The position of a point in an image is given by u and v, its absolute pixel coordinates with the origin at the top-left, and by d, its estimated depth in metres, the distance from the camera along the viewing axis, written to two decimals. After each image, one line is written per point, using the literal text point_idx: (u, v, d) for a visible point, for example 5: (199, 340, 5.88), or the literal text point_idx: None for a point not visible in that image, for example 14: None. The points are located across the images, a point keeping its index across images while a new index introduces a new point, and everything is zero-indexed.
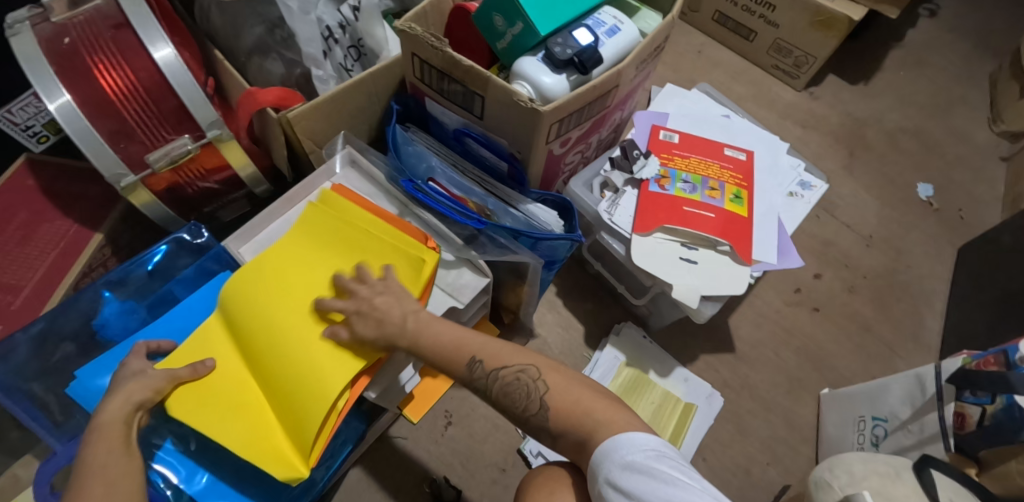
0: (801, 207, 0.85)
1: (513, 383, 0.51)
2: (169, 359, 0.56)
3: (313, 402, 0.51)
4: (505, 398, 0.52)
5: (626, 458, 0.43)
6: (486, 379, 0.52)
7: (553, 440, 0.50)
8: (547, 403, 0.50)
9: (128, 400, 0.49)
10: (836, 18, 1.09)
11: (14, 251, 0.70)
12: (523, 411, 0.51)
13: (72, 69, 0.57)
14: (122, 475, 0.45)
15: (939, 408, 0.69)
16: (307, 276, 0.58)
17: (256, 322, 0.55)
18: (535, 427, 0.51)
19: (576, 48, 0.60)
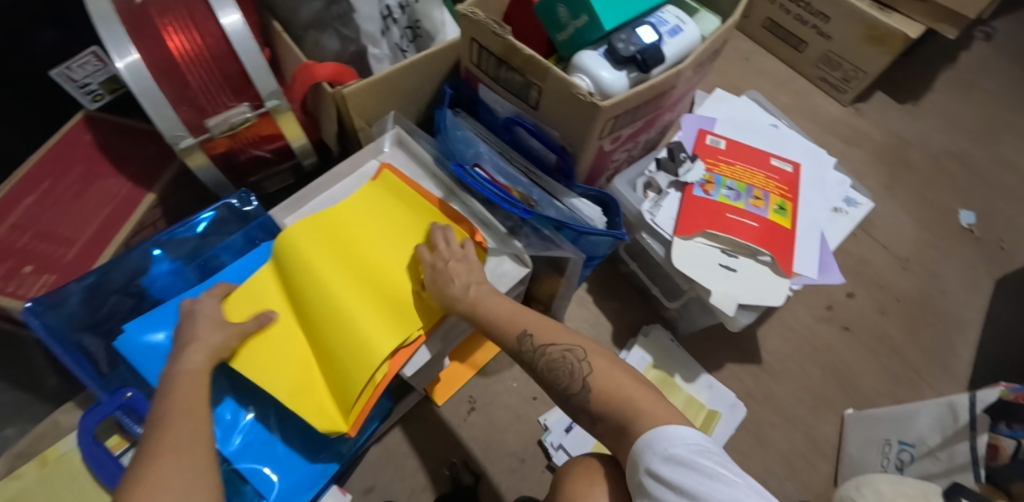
0: (845, 224, 0.83)
1: (557, 361, 0.53)
2: (231, 310, 0.58)
3: (357, 368, 0.52)
4: (548, 375, 0.54)
5: (670, 451, 0.43)
6: (533, 354, 0.55)
7: (593, 420, 0.52)
8: (588, 385, 0.51)
9: (207, 346, 0.52)
10: (891, 34, 1.07)
11: (67, 204, 0.70)
12: (564, 390, 0.53)
13: (142, 29, 0.57)
14: (199, 412, 0.46)
15: (971, 438, 0.68)
16: (358, 244, 0.60)
17: (304, 282, 0.57)
18: (574, 406, 0.53)
19: (640, 45, 0.60)
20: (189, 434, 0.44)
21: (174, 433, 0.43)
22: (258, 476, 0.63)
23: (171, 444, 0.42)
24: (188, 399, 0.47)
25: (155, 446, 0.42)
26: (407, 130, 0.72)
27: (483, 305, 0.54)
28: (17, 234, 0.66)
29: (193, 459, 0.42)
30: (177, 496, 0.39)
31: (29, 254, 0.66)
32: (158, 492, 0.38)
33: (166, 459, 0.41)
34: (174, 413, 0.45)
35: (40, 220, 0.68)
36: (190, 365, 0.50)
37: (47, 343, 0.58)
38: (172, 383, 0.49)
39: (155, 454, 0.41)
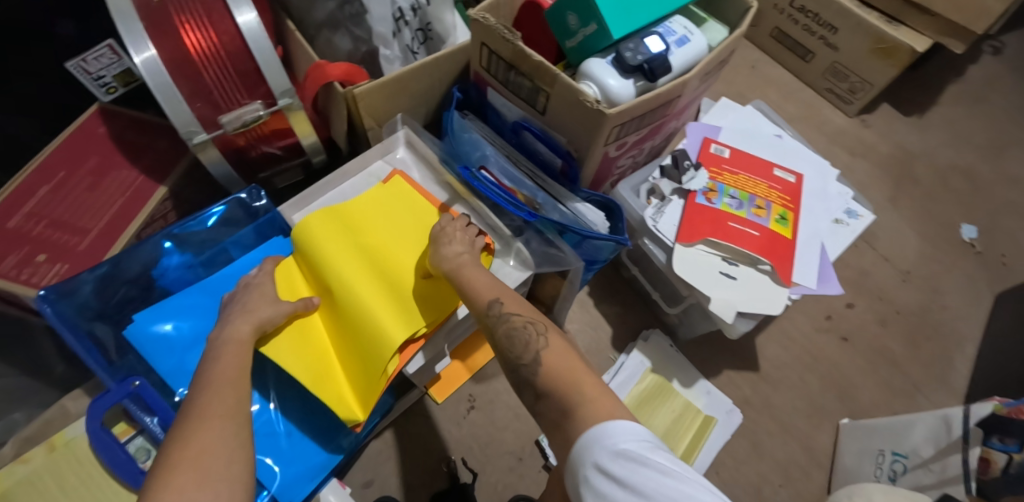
0: (846, 235, 0.84)
1: (518, 329, 0.51)
2: (292, 292, 0.62)
3: (376, 359, 0.55)
4: (504, 343, 0.51)
5: (619, 446, 0.39)
6: (495, 320, 0.52)
7: (537, 396, 0.48)
8: (541, 358, 0.49)
9: (255, 318, 0.55)
10: (898, 47, 1.08)
11: (82, 194, 0.71)
12: (516, 359, 0.50)
13: (161, 25, 0.59)
14: (243, 384, 0.48)
15: (964, 451, 0.69)
16: (371, 238, 0.61)
17: (325, 274, 0.59)
18: (522, 378, 0.49)
19: (647, 55, 0.61)
20: (233, 404, 0.46)
21: (223, 400, 0.45)
22: (261, 467, 0.64)
23: (219, 409, 0.44)
24: (234, 371, 0.49)
25: (205, 409, 0.44)
26: (416, 131, 0.73)
27: (465, 268, 0.55)
28: (31, 223, 0.68)
29: (236, 428, 0.44)
30: (224, 461, 0.40)
31: (42, 242, 0.67)
32: (202, 454, 0.40)
33: (213, 423, 0.43)
34: (220, 382, 0.47)
35: (54, 209, 0.69)
36: (239, 334, 0.53)
37: (57, 329, 0.59)
38: (220, 351, 0.51)
39: (202, 417, 0.43)
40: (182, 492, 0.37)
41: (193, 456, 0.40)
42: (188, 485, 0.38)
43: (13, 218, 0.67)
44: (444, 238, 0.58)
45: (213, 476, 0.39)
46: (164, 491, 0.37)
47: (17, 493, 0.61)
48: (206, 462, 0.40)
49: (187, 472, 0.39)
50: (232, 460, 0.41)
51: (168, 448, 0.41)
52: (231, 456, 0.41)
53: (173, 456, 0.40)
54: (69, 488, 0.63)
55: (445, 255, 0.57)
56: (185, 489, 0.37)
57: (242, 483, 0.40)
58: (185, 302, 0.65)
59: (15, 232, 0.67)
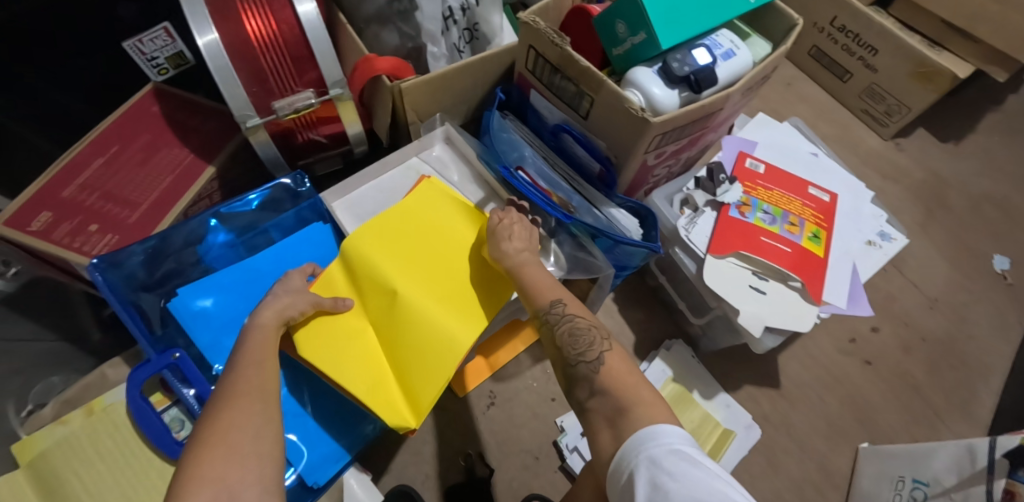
0: (878, 257, 0.84)
1: (581, 331, 0.52)
2: (320, 288, 0.62)
3: (437, 364, 0.56)
4: (564, 344, 0.51)
5: (673, 446, 0.40)
6: (558, 319, 0.53)
7: (591, 391, 0.48)
8: (603, 359, 0.49)
9: (277, 306, 0.54)
10: (938, 71, 1.07)
11: (133, 168, 0.73)
12: (577, 358, 0.50)
13: (224, 10, 0.61)
14: (269, 365, 0.48)
15: (988, 482, 0.68)
16: (420, 247, 0.64)
17: (379, 281, 0.61)
18: (580, 375, 0.50)
19: (694, 66, 0.62)
20: (259, 385, 0.45)
21: (248, 378, 0.45)
22: (287, 444, 0.66)
23: (248, 388, 0.44)
24: (262, 353, 0.48)
25: (232, 390, 0.43)
26: (455, 127, 0.75)
27: (527, 271, 0.56)
28: (84, 194, 0.70)
29: (264, 406, 0.43)
30: (248, 437, 0.39)
31: (95, 212, 0.69)
32: (231, 430, 0.39)
33: (242, 403, 0.42)
34: (247, 363, 0.47)
35: (107, 182, 0.71)
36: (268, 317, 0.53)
37: (105, 295, 0.62)
38: (250, 335, 0.51)
39: (231, 396, 0.43)
40: (213, 468, 0.37)
41: (221, 433, 0.39)
42: (218, 462, 0.37)
43: (68, 188, 0.69)
44: (505, 234, 0.60)
45: (243, 453, 0.38)
46: (197, 465, 0.37)
47: (54, 452, 0.63)
48: (235, 440, 0.39)
49: (215, 449, 0.38)
50: (259, 437, 0.40)
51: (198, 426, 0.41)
52: (260, 433, 0.40)
53: (203, 435, 0.39)
54: (105, 450, 0.64)
55: (509, 250, 0.58)
56: (215, 464, 0.37)
57: (273, 460, 0.39)
58: (225, 279, 0.67)
59: (69, 202, 0.69)
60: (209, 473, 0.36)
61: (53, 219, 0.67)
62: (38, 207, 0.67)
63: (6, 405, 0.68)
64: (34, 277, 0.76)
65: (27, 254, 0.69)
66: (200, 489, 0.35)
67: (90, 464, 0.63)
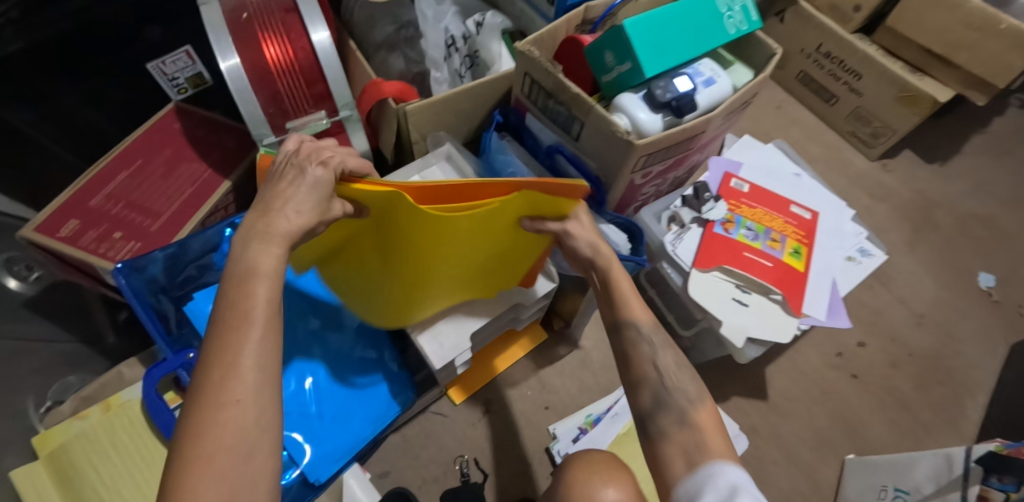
0: (857, 272, 0.88)
1: (678, 363, 0.51)
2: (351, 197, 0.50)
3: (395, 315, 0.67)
4: (665, 371, 0.50)
5: (737, 482, 0.40)
6: (659, 343, 0.51)
7: (682, 422, 0.46)
8: (706, 400, 0.48)
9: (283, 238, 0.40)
10: (921, 97, 1.12)
11: (157, 181, 0.78)
12: (678, 387, 0.49)
13: (246, 38, 0.67)
14: (270, 349, 0.35)
15: (963, 489, 0.71)
16: (464, 235, 0.58)
17: (415, 246, 0.57)
18: (676, 403, 0.48)
19: (675, 93, 0.67)
20: (255, 378, 0.33)
21: (235, 369, 0.33)
22: (292, 442, 0.71)
23: (237, 386, 0.33)
24: (258, 327, 0.35)
25: (219, 385, 0.32)
26: (456, 147, 0.78)
27: (626, 290, 0.54)
28: (110, 203, 0.75)
29: (261, 411, 0.33)
30: (231, 467, 0.31)
31: (119, 221, 0.75)
32: (219, 454, 0.31)
33: (226, 417, 0.32)
34: (239, 342, 0.34)
35: (132, 193, 0.77)
36: (267, 263, 0.38)
37: (128, 299, 0.66)
38: (239, 286, 0.36)
39: (210, 402, 0.32)
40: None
41: (199, 462, 0.30)
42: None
43: (95, 198, 0.75)
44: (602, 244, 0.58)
45: (231, 485, 0.30)
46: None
47: (73, 444, 0.67)
48: (225, 465, 0.30)
49: (199, 479, 0.30)
50: (249, 457, 0.31)
51: (178, 433, 0.32)
52: (250, 455, 0.32)
53: (182, 456, 0.31)
54: (121, 443, 0.68)
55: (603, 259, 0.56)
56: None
57: (263, 485, 0.32)
58: None
59: (96, 210, 0.74)
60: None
61: (80, 227, 0.73)
62: (66, 215, 0.73)
63: (26, 399, 0.72)
64: (55, 281, 0.81)
65: (55, 259, 0.74)
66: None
67: (106, 457, 0.67)
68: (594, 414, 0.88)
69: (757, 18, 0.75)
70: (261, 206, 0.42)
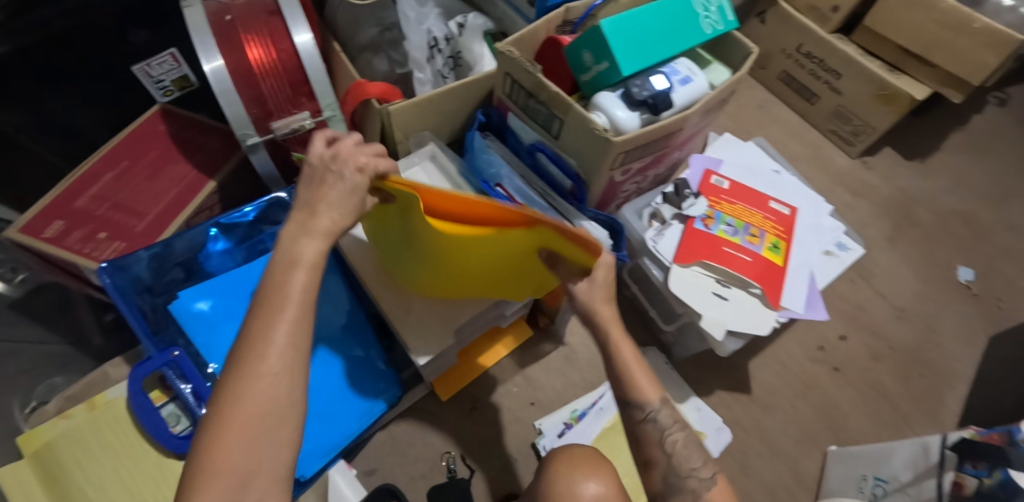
0: (835, 266, 0.89)
1: (688, 444, 0.54)
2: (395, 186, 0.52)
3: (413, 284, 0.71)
4: (674, 453, 0.53)
5: None
6: (668, 425, 0.54)
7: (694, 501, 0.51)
8: (715, 479, 0.52)
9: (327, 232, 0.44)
10: (899, 95, 1.14)
11: (142, 181, 0.79)
12: (688, 470, 0.52)
13: (229, 41, 0.68)
14: (304, 326, 0.38)
15: (938, 476, 0.73)
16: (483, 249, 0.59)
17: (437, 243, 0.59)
18: (687, 486, 0.51)
19: (652, 91, 0.69)
20: (292, 352, 0.37)
21: (270, 341, 0.36)
22: None
23: (272, 356, 0.36)
24: (296, 304, 0.38)
25: (258, 356, 0.36)
26: (440, 148, 0.79)
27: (637, 369, 0.55)
28: (96, 204, 0.76)
29: (292, 382, 0.36)
30: (264, 427, 0.34)
31: (105, 221, 0.75)
32: (252, 416, 0.34)
33: (263, 385, 0.35)
34: (279, 316, 0.37)
35: (117, 194, 0.77)
36: (308, 255, 0.42)
37: (114, 299, 0.67)
38: (288, 274, 0.40)
39: (250, 368, 0.35)
40: (226, 463, 0.33)
41: (235, 411, 0.34)
42: (231, 454, 0.33)
43: (80, 199, 0.75)
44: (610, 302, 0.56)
45: (262, 443, 0.34)
46: (212, 454, 0.33)
47: (59, 443, 0.67)
48: (257, 426, 0.34)
49: (235, 435, 0.33)
50: (280, 423, 0.35)
51: (216, 392, 0.35)
52: (279, 419, 0.35)
53: (219, 413, 0.34)
54: (106, 441, 0.68)
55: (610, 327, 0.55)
56: (233, 456, 0.33)
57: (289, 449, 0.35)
58: (223, 285, 0.74)
59: (81, 211, 0.75)
60: (227, 466, 0.32)
61: (66, 228, 0.73)
62: (51, 216, 0.73)
63: (10, 401, 0.74)
64: (40, 283, 0.81)
65: (40, 260, 0.74)
66: (210, 483, 0.32)
67: (90, 455, 0.67)
68: (579, 409, 0.90)
69: (733, 19, 0.77)
70: (306, 208, 0.45)
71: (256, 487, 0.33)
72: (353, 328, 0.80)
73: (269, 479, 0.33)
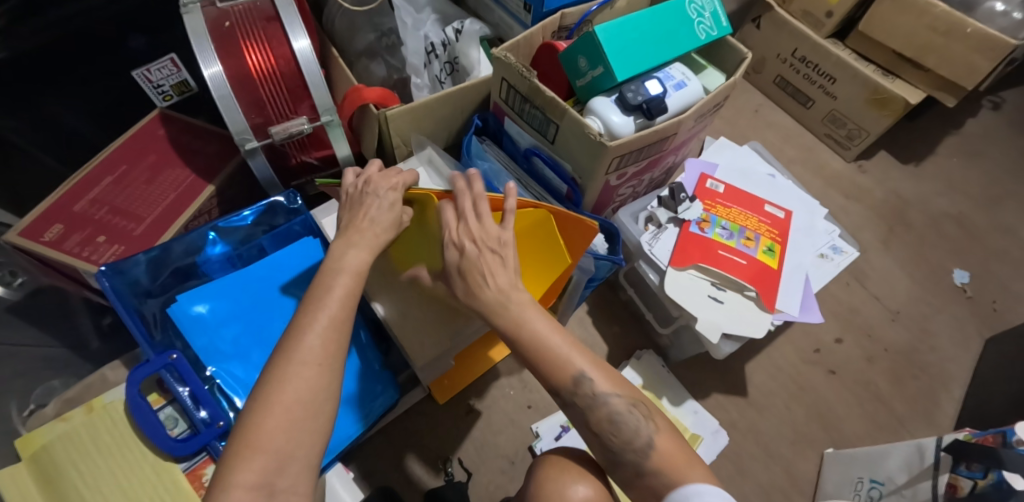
0: (829, 269, 0.90)
1: (622, 415, 0.49)
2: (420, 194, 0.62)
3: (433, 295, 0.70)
4: (602, 433, 0.50)
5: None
6: (590, 402, 0.49)
7: (637, 472, 0.49)
8: (654, 444, 0.49)
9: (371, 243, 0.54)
10: (892, 98, 1.15)
11: (141, 186, 0.79)
12: (622, 444, 0.49)
13: (228, 47, 0.68)
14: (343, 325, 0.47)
15: (933, 477, 0.74)
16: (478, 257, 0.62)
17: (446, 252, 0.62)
18: (625, 459, 0.49)
19: (646, 96, 0.70)
20: (332, 347, 0.45)
21: (313, 341, 0.44)
22: None
23: (315, 355, 0.44)
24: (336, 305, 0.47)
25: (303, 349, 0.44)
26: (437, 151, 0.79)
27: (551, 345, 0.50)
28: (94, 208, 0.76)
29: (328, 379, 0.44)
30: (304, 410, 0.42)
31: (103, 225, 0.75)
32: (293, 405, 0.41)
33: (308, 373, 0.43)
34: (320, 317, 0.46)
35: (116, 198, 0.77)
36: (351, 265, 0.51)
37: (113, 301, 0.67)
38: (337, 280, 0.49)
39: (295, 359, 0.43)
40: (272, 438, 0.40)
41: (280, 394, 0.41)
42: (277, 434, 0.40)
43: (79, 203, 0.76)
44: (482, 271, 0.52)
45: (301, 424, 0.41)
46: (258, 434, 0.40)
47: (56, 445, 0.67)
48: (297, 413, 0.41)
49: (278, 419, 0.41)
50: (315, 414, 0.42)
51: (263, 381, 0.43)
52: (315, 411, 0.42)
53: (266, 398, 0.41)
54: (103, 444, 0.68)
55: (490, 299, 0.51)
56: (275, 437, 0.40)
57: (321, 433, 0.42)
58: (223, 289, 0.75)
59: (80, 215, 0.75)
60: (268, 445, 0.39)
61: (64, 231, 0.74)
62: (50, 220, 0.74)
63: (8, 403, 0.73)
64: (39, 286, 0.80)
65: (38, 263, 0.75)
66: (254, 457, 0.39)
67: (89, 458, 0.67)
68: None
69: (727, 24, 0.77)
70: (353, 227, 0.55)
71: (290, 468, 0.40)
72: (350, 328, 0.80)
73: (303, 463, 0.41)
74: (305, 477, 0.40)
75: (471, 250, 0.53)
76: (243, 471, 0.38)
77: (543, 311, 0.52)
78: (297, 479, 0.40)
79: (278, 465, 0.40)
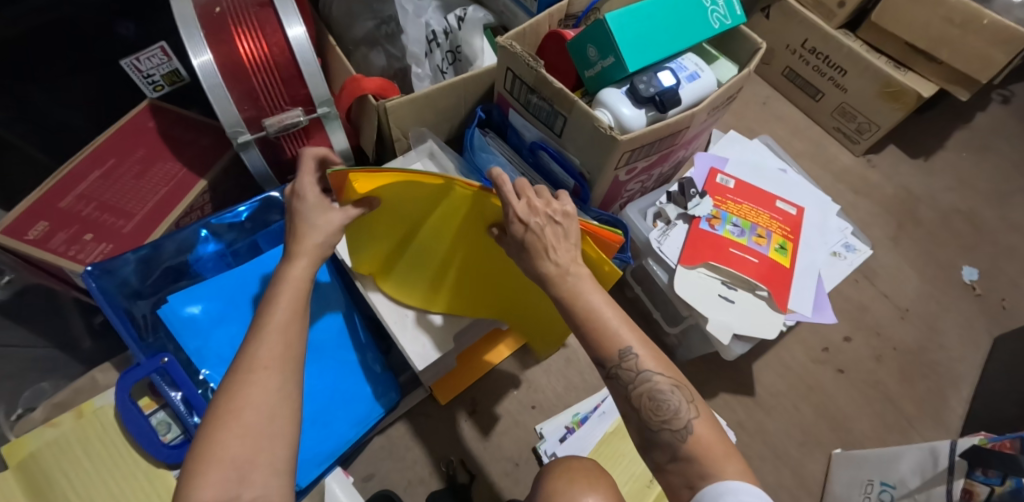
0: (842, 267, 0.88)
1: (664, 394, 0.47)
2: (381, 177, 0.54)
3: (402, 275, 0.67)
4: (641, 408, 0.48)
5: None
6: (633, 377, 0.47)
7: (672, 455, 0.46)
8: (692, 428, 0.46)
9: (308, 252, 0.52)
10: (904, 92, 1.12)
11: (129, 181, 0.76)
12: (660, 423, 0.47)
13: (219, 33, 0.65)
14: (290, 331, 0.46)
15: (948, 482, 0.72)
16: (467, 235, 0.63)
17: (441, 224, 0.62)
18: (661, 440, 0.46)
19: (658, 88, 0.67)
20: (280, 352, 0.44)
21: (260, 350, 0.44)
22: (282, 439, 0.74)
23: (263, 360, 0.43)
24: (281, 311, 0.47)
25: (250, 358, 0.43)
26: (438, 144, 0.75)
27: (603, 315, 0.49)
28: (81, 204, 0.73)
29: (283, 382, 0.43)
30: (259, 417, 0.41)
31: (91, 223, 0.72)
32: (245, 413, 0.40)
33: (255, 376, 0.42)
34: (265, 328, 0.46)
35: (104, 194, 0.74)
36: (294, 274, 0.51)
37: (99, 302, 0.65)
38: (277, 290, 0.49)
39: (246, 369, 0.43)
40: (227, 446, 0.39)
41: (229, 409, 0.40)
42: (230, 442, 0.39)
43: (65, 198, 0.72)
44: (538, 238, 0.50)
45: (256, 432, 0.40)
46: (211, 446, 0.39)
47: (45, 453, 0.65)
48: (249, 421, 0.40)
49: (231, 430, 0.40)
50: (271, 420, 0.41)
51: (220, 394, 0.42)
52: (272, 417, 0.41)
53: (218, 409, 0.41)
54: (96, 453, 0.66)
55: (542, 264, 0.50)
56: (228, 445, 0.39)
57: (284, 441, 0.41)
58: (216, 289, 0.72)
59: (66, 211, 0.72)
60: (224, 455, 0.39)
61: (50, 229, 0.70)
62: (36, 216, 0.70)
63: None
64: (26, 286, 0.76)
65: (23, 262, 0.71)
66: (212, 470, 0.38)
67: (79, 466, 0.65)
68: (581, 413, 0.87)
69: (741, 13, 0.74)
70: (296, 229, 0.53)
71: (253, 476, 0.39)
72: (320, 308, 0.77)
73: (266, 470, 0.39)
74: (273, 484, 0.39)
75: (536, 222, 0.50)
76: (202, 485, 0.38)
77: (598, 286, 0.51)
78: (264, 487, 0.39)
79: (240, 475, 0.39)
